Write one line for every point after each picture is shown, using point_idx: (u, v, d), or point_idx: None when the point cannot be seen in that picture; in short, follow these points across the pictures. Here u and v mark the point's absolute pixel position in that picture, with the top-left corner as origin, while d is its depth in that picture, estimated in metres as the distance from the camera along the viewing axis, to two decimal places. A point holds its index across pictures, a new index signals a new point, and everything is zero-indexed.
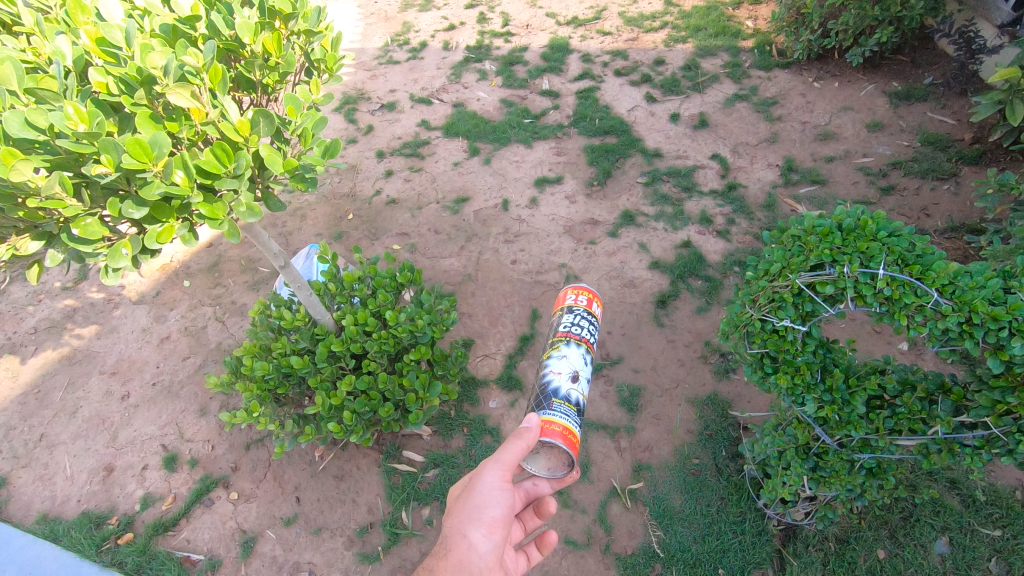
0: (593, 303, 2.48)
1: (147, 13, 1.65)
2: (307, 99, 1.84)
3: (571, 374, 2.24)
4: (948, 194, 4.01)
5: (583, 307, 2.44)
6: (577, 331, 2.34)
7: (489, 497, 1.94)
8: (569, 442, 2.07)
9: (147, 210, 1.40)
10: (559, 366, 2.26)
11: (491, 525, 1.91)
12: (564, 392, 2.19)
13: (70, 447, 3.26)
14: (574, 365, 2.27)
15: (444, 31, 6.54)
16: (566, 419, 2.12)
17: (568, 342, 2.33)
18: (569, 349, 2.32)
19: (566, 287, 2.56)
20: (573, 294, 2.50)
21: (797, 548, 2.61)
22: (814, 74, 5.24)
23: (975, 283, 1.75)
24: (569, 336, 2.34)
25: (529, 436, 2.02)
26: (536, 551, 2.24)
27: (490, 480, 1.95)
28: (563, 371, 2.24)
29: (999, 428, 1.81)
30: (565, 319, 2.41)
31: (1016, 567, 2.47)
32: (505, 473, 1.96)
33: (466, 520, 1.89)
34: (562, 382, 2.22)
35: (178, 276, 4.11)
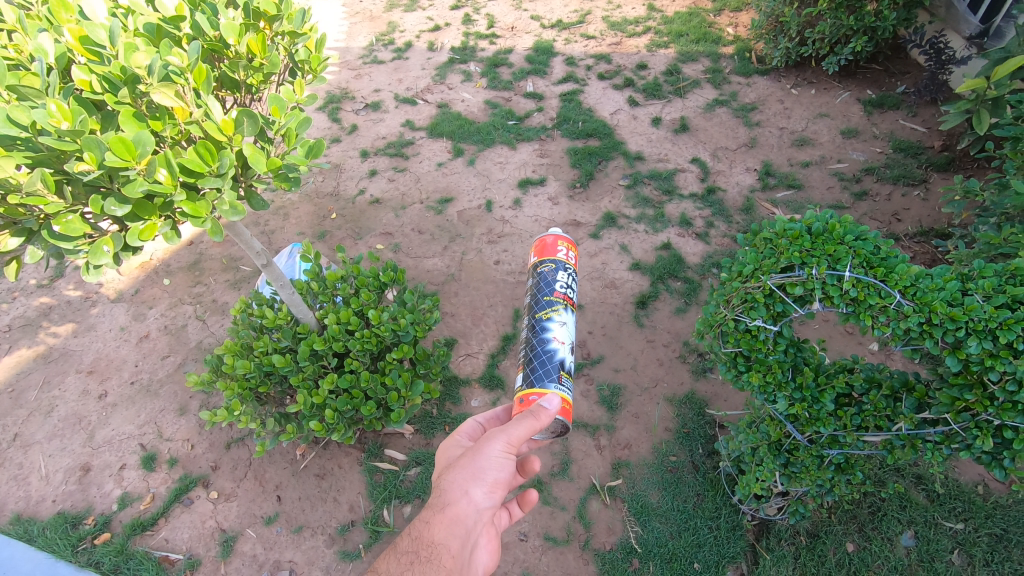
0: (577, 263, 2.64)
1: (131, 11, 1.66)
2: (291, 100, 1.85)
3: (568, 345, 2.48)
4: (918, 200, 4.14)
5: (573, 270, 2.61)
6: (572, 298, 2.55)
7: (494, 463, 1.84)
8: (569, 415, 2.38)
9: (130, 207, 1.41)
10: (560, 334, 2.47)
11: (493, 487, 1.83)
12: (566, 364, 2.43)
13: (45, 447, 3.21)
14: (570, 334, 2.50)
15: (429, 32, 6.56)
16: (568, 393, 2.37)
17: (566, 308, 2.53)
18: (565, 315, 2.52)
19: (552, 235, 2.63)
20: (565, 251, 2.61)
21: (770, 542, 2.69)
22: (792, 81, 5.36)
23: (934, 285, 1.85)
24: (566, 301, 2.53)
25: (544, 420, 1.95)
26: (519, 509, 2.17)
27: (497, 445, 1.85)
28: (563, 341, 2.46)
29: (958, 424, 1.90)
30: (561, 278, 2.56)
31: (976, 559, 2.58)
32: (513, 443, 1.87)
33: (468, 479, 1.80)
34: (564, 352, 2.44)
35: (157, 274, 4.08)
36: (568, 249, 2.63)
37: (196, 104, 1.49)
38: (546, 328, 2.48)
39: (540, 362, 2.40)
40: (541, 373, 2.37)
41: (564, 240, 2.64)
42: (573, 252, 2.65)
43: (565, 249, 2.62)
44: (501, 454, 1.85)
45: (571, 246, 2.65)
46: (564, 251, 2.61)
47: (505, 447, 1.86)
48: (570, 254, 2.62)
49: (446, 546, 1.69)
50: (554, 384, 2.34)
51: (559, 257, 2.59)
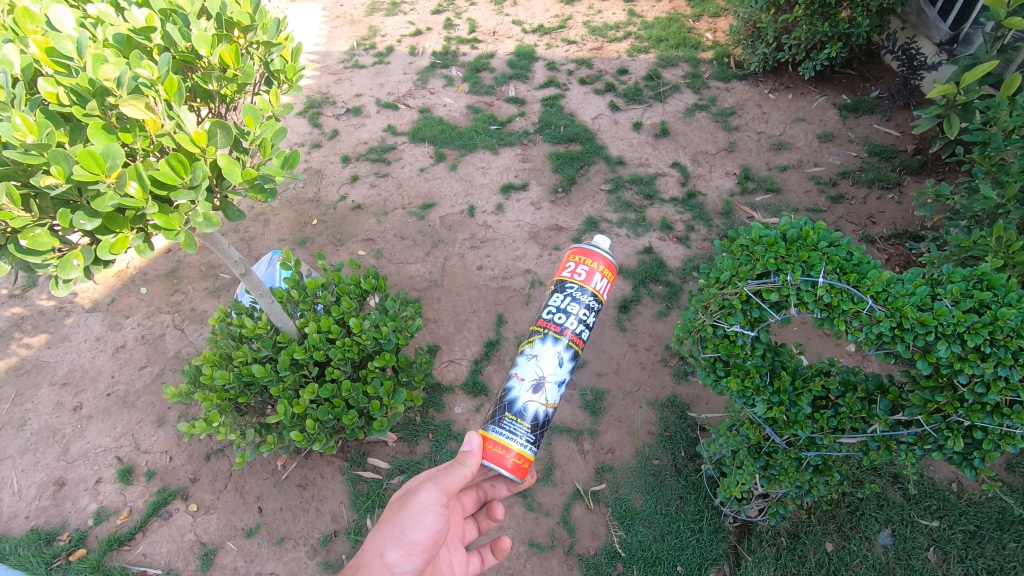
0: (595, 282, 2.07)
1: (100, 21, 1.63)
2: (267, 110, 1.84)
3: (534, 384, 2.03)
4: (893, 203, 4.22)
5: (582, 291, 2.06)
6: (559, 327, 2.05)
7: (418, 519, 1.87)
8: (518, 469, 1.99)
9: (100, 220, 1.39)
10: (526, 370, 2.05)
11: (411, 547, 1.85)
12: (522, 406, 2.01)
13: (17, 461, 3.14)
14: (543, 371, 2.04)
15: (410, 37, 6.55)
16: (509, 440, 1.98)
17: (545, 337, 2.06)
18: (544, 346, 2.06)
19: (567, 249, 2.15)
20: (573, 266, 2.08)
21: (752, 544, 2.71)
22: (769, 86, 5.45)
23: (904, 291, 1.90)
24: (548, 329, 2.07)
25: (469, 466, 1.95)
26: (490, 556, 2.31)
27: (422, 500, 1.88)
28: (525, 378, 2.04)
29: (930, 426, 1.94)
30: (555, 300, 2.09)
31: (951, 556, 2.63)
32: (440, 496, 1.90)
33: (387, 538, 1.83)
34: (523, 392, 2.03)
35: (135, 282, 4.01)
36: (587, 265, 2.07)
37: (167, 115, 1.47)
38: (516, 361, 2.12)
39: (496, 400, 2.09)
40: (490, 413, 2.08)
41: (585, 254, 2.08)
42: (598, 271, 2.06)
43: (576, 263, 2.08)
44: (425, 509, 1.87)
45: (598, 264, 2.06)
46: (572, 266, 2.09)
47: (431, 502, 1.89)
48: (582, 269, 2.07)
49: None
50: (491, 427, 2.02)
51: (563, 275, 2.10)
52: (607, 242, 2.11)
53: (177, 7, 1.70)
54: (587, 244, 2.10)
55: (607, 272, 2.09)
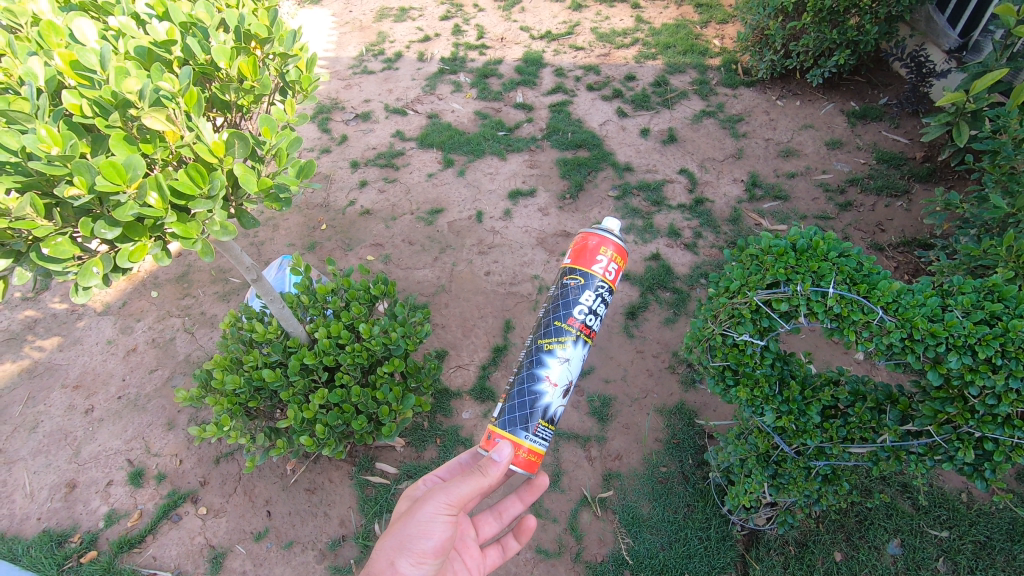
0: (606, 271, 2.19)
1: (122, 34, 1.67)
2: (282, 120, 1.87)
3: (564, 388, 2.16)
4: (901, 210, 4.21)
5: (607, 292, 2.20)
6: (585, 329, 2.18)
7: (425, 528, 1.83)
8: (529, 465, 2.10)
9: (120, 229, 1.42)
10: (555, 373, 2.15)
11: (421, 556, 1.82)
12: (552, 409, 2.14)
13: (30, 463, 3.17)
14: (571, 374, 2.18)
15: (419, 43, 6.59)
16: (535, 443, 2.11)
17: (576, 341, 2.16)
18: (575, 348, 2.17)
19: (595, 239, 2.19)
20: (608, 265, 2.19)
21: (760, 553, 2.71)
22: (777, 93, 5.45)
23: (915, 301, 1.90)
24: (576, 331, 2.16)
25: (491, 476, 1.92)
26: (512, 544, 2.32)
27: (432, 510, 1.84)
28: (558, 383, 2.13)
29: (941, 437, 1.94)
30: (586, 299, 2.17)
31: (961, 566, 2.62)
32: (448, 509, 1.85)
33: (396, 547, 1.80)
34: (555, 395, 2.14)
35: (146, 286, 4.05)
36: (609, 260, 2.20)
37: (187, 127, 1.50)
38: (543, 360, 2.16)
39: (522, 399, 2.13)
40: (515, 413, 2.12)
41: (594, 246, 2.20)
42: (608, 257, 2.18)
43: (611, 262, 2.20)
44: (432, 521, 1.84)
45: (609, 251, 2.18)
46: (604, 263, 2.18)
47: (437, 513, 1.85)
48: (610, 267, 2.19)
49: None
50: (525, 433, 2.09)
51: (594, 270, 2.17)
52: (615, 228, 2.23)
53: (196, 20, 1.74)
54: (596, 232, 2.22)
55: (618, 259, 2.21)
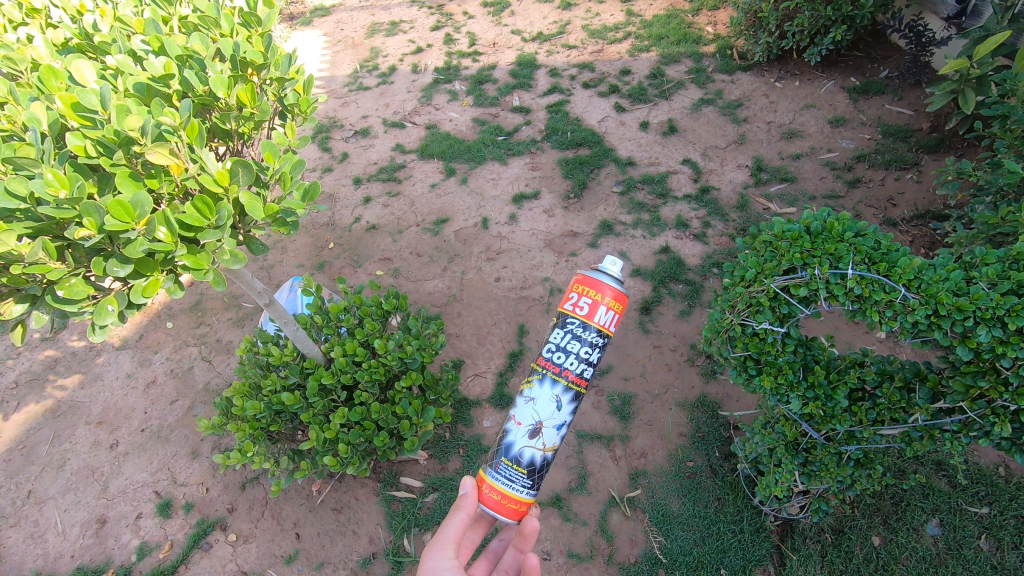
0: (600, 316, 1.87)
1: (119, 71, 1.68)
2: (283, 143, 1.88)
3: (531, 428, 1.91)
4: (912, 183, 4.15)
5: (582, 326, 1.87)
6: (557, 368, 1.89)
7: None
8: (518, 515, 1.93)
9: (131, 266, 1.42)
10: (522, 415, 1.93)
11: None
12: (519, 452, 1.90)
13: (59, 502, 3.18)
14: (539, 415, 1.91)
15: (412, 54, 6.62)
16: (511, 489, 1.90)
17: (543, 378, 1.91)
18: (542, 388, 1.92)
19: (586, 272, 1.90)
20: (577, 298, 1.88)
21: (795, 542, 2.66)
22: (775, 75, 5.40)
23: (938, 276, 1.86)
24: (548, 370, 1.91)
25: (465, 507, 1.91)
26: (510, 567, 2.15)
27: (438, 563, 1.84)
28: (523, 422, 1.92)
29: (975, 412, 1.89)
30: (554, 336, 1.91)
31: (1004, 543, 2.57)
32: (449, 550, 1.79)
33: None
34: (519, 436, 1.91)
35: (161, 318, 4.09)
36: (596, 300, 1.86)
37: (191, 158, 1.50)
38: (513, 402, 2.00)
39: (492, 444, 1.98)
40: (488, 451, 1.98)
41: (592, 285, 1.87)
42: (608, 307, 1.87)
43: (580, 294, 1.87)
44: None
45: (610, 299, 1.87)
46: (573, 300, 1.88)
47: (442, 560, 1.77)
48: (585, 302, 1.87)
49: None
50: (490, 470, 1.94)
51: (563, 310, 1.90)
52: (619, 270, 1.90)
53: (192, 51, 1.74)
54: (594, 273, 1.88)
55: (590, 291, 1.87)
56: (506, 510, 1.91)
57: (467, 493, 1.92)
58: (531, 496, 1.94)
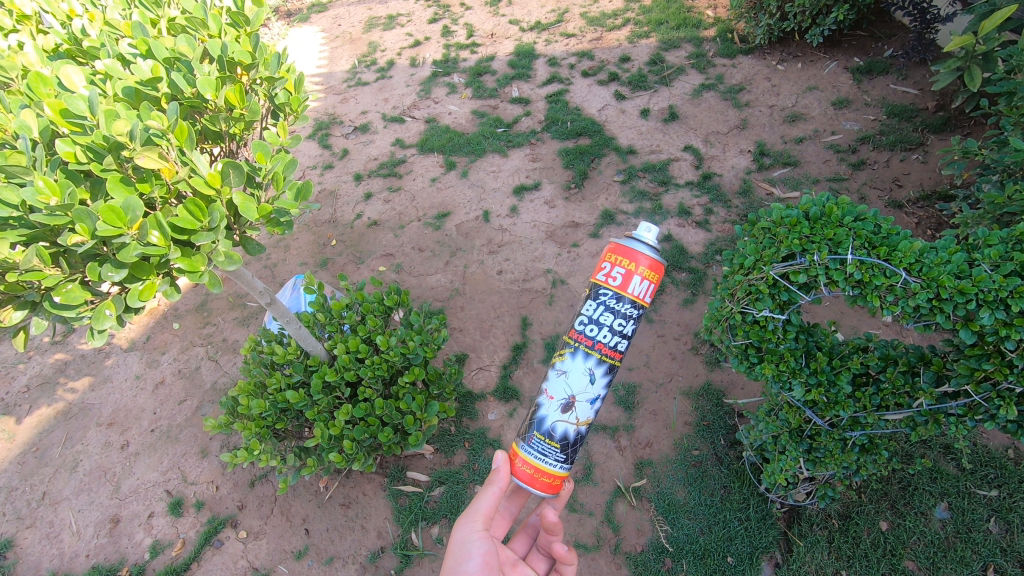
0: (634, 286, 1.83)
1: (109, 76, 1.69)
2: (275, 143, 1.88)
3: (564, 402, 1.90)
4: (918, 163, 4.09)
5: (614, 297, 1.84)
6: (589, 341, 1.88)
7: (464, 549, 1.84)
8: (553, 489, 1.93)
9: (127, 270, 1.43)
10: (554, 388, 1.93)
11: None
12: (551, 426, 1.90)
13: (73, 502, 3.23)
14: (573, 388, 1.90)
15: (410, 48, 6.59)
16: (544, 463, 1.91)
17: (575, 351, 1.90)
18: (575, 361, 1.91)
19: (618, 241, 1.86)
20: (609, 269, 1.84)
21: (802, 529, 2.66)
22: (777, 57, 5.32)
23: (939, 259, 1.83)
24: (581, 343, 1.90)
25: (497, 481, 1.94)
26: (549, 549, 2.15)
27: (465, 532, 1.87)
28: (556, 396, 1.91)
29: (979, 396, 1.87)
30: (588, 308, 1.90)
31: (1014, 525, 2.55)
32: (479, 527, 1.88)
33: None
34: (552, 411, 1.91)
35: (167, 319, 4.12)
36: (631, 270, 1.82)
37: (181, 161, 1.51)
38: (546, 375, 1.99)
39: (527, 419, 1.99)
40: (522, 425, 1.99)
41: (626, 255, 1.83)
42: (643, 276, 1.83)
43: (613, 264, 1.83)
44: (469, 541, 1.85)
45: (645, 269, 1.82)
46: (606, 270, 1.85)
47: (472, 534, 1.87)
48: (618, 272, 1.83)
49: None
50: (523, 445, 1.95)
51: (597, 282, 1.87)
52: (656, 238, 1.85)
53: (180, 53, 1.74)
54: (628, 242, 1.84)
55: (624, 260, 1.82)
56: (540, 484, 1.91)
57: (501, 467, 1.95)
58: (566, 470, 1.95)
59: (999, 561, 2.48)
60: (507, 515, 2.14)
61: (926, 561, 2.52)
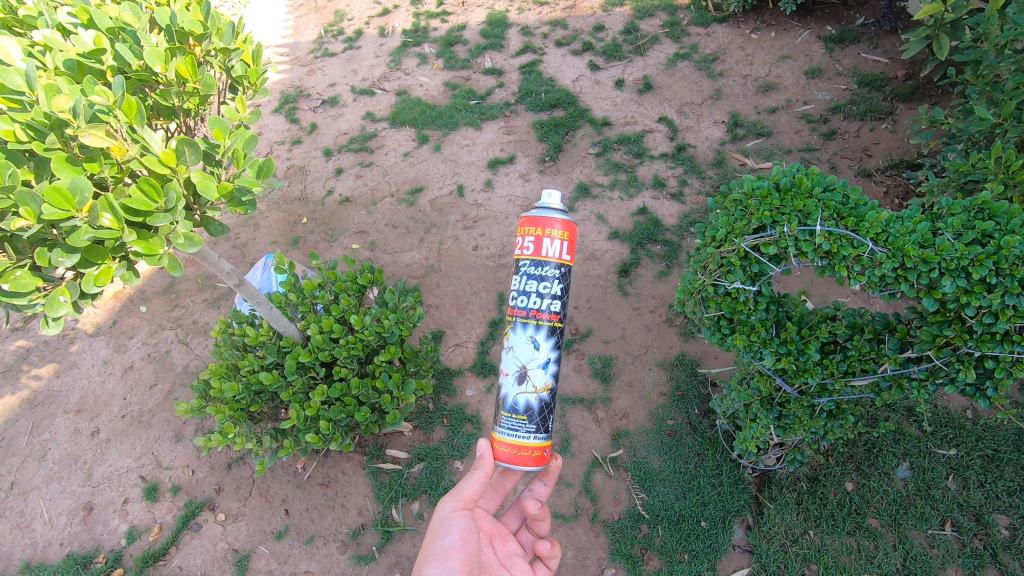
0: (548, 248, 1.91)
1: (49, 48, 1.59)
2: (234, 118, 1.81)
3: (518, 375, 1.95)
4: (887, 133, 4.14)
5: (534, 265, 1.92)
6: (521, 311, 1.95)
7: (443, 529, 1.84)
8: (536, 460, 1.95)
9: (78, 255, 1.37)
10: (507, 365, 1.98)
11: (444, 555, 1.78)
12: (514, 401, 1.94)
13: (44, 491, 3.17)
14: (522, 360, 1.95)
15: (378, 17, 6.36)
16: (518, 437, 1.94)
17: (515, 327, 1.97)
18: (518, 335, 1.97)
19: (522, 216, 1.96)
20: (522, 240, 1.93)
21: (772, 492, 2.75)
22: (751, 25, 5.28)
23: (904, 229, 1.86)
24: (518, 317, 1.96)
25: (484, 467, 1.93)
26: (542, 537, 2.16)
27: (444, 512, 1.88)
28: (510, 372, 1.97)
29: (941, 360, 1.93)
30: (516, 284, 1.97)
31: (971, 481, 2.68)
32: (459, 506, 1.89)
33: (422, 558, 1.78)
34: (510, 387, 1.96)
35: (134, 302, 4.00)
36: (541, 234, 1.91)
37: (131, 138, 1.43)
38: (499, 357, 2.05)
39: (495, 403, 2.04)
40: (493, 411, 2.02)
41: (534, 223, 1.91)
42: (555, 237, 1.91)
43: (524, 235, 1.92)
44: (447, 519, 1.86)
45: (556, 230, 1.91)
46: (520, 242, 1.93)
47: (451, 512, 1.88)
48: (529, 241, 1.92)
49: None
50: (497, 427, 1.99)
51: (518, 257, 1.96)
52: (560, 202, 1.95)
53: (124, 23, 1.65)
54: (534, 211, 1.93)
55: (533, 228, 1.91)
56: (524, 459, 1.93)
57: (487, 452, 1.95)
58: (544, 439, 1.97)
59: (955, 516, 2.61)
60: (500, 490, 2.18)
61: (888, 519, 2.64)
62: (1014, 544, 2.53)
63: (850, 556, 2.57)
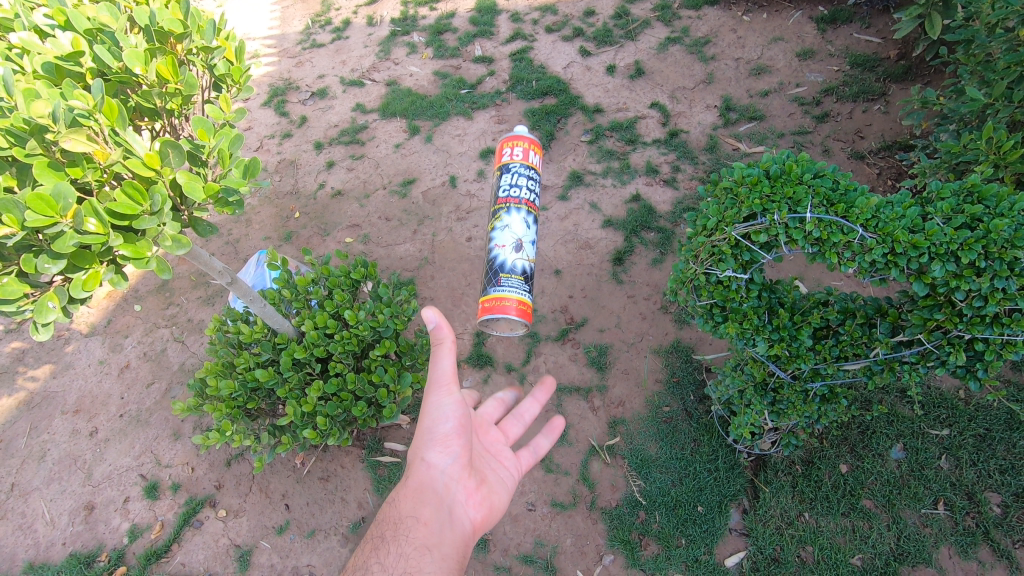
0: (530, 158, 2.59)
1: (28, 50, 1.59)
2: (219, 118, 1.78)
3: (514, 246, 2.48)
4: (879, 114, 4.13)
5: (523, 167, 2.55)
6: (517, 198, 2.50)
7: (439, 420, 2.32)
8: (523, 314, 2.43)
9: (64, 261, 1.38)
10: (503, 239, 2.49)
11: (444, 442, 2.31)
12: (512, 266, 2.44)
13: (45, 492, 3.18)
14: (517, 235, 2.49)
15: (366, 6, 6.27)
16: (520, 295, 2.43)
17: (510, 210, 2.52)
18: (510, 216, 2.53)
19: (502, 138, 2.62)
20: (511, 151, 2.59)
21: (768, 476, 2.78)
22: (742, 7, 5.22)
23: (895, 214, 1.86)
24: (510, 203, 2.52)
25: (455, 350, 2.18)
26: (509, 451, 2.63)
27: (440, 403, 2.29)
28: (506, 244, 2.48)
29: (931, 343, 1.94)
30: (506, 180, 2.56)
31: (963, 460, 2.72)
32: (449, 396, 2.31)
33: (421, 447, 2.32)
34: (508, 254, 2.46)
35: (128, 301, 3.98)
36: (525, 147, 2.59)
37: (113, 142, 1.42)
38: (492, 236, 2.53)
39: (486, 269, 2.49)
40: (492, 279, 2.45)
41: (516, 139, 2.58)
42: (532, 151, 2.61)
43: (513, 147, 2.58)
44: (443, 413, 2.31)
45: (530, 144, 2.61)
46: (511, 152, 2.59)
47: (445, 406, 2.30)
48: (518, 151, 2.59)
49: (419, 512, 2.21)
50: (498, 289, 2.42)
51: (506, 160, 2.59)
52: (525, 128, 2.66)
53: (102, 23, 1.63)
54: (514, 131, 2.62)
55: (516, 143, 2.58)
56: (521, 312, 2.44)
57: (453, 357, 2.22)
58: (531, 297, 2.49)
59: (948, 495, 2.65)
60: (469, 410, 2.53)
61: (882, 499, 2.68)
62: (1005, 520, 2.58)
63: (844, 536, 2.61)
